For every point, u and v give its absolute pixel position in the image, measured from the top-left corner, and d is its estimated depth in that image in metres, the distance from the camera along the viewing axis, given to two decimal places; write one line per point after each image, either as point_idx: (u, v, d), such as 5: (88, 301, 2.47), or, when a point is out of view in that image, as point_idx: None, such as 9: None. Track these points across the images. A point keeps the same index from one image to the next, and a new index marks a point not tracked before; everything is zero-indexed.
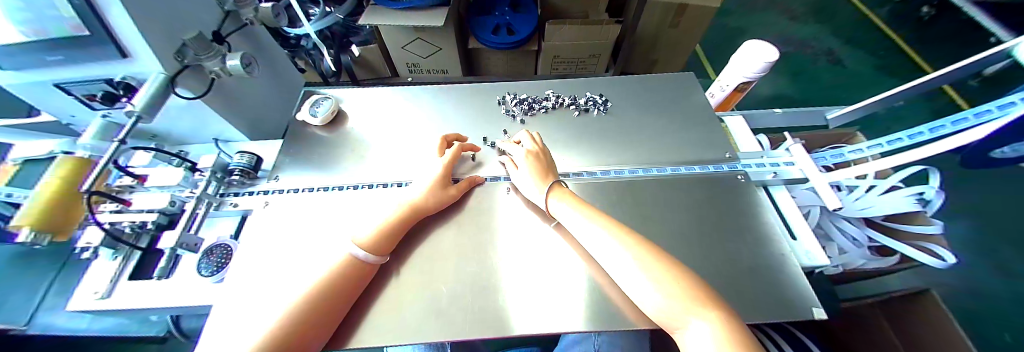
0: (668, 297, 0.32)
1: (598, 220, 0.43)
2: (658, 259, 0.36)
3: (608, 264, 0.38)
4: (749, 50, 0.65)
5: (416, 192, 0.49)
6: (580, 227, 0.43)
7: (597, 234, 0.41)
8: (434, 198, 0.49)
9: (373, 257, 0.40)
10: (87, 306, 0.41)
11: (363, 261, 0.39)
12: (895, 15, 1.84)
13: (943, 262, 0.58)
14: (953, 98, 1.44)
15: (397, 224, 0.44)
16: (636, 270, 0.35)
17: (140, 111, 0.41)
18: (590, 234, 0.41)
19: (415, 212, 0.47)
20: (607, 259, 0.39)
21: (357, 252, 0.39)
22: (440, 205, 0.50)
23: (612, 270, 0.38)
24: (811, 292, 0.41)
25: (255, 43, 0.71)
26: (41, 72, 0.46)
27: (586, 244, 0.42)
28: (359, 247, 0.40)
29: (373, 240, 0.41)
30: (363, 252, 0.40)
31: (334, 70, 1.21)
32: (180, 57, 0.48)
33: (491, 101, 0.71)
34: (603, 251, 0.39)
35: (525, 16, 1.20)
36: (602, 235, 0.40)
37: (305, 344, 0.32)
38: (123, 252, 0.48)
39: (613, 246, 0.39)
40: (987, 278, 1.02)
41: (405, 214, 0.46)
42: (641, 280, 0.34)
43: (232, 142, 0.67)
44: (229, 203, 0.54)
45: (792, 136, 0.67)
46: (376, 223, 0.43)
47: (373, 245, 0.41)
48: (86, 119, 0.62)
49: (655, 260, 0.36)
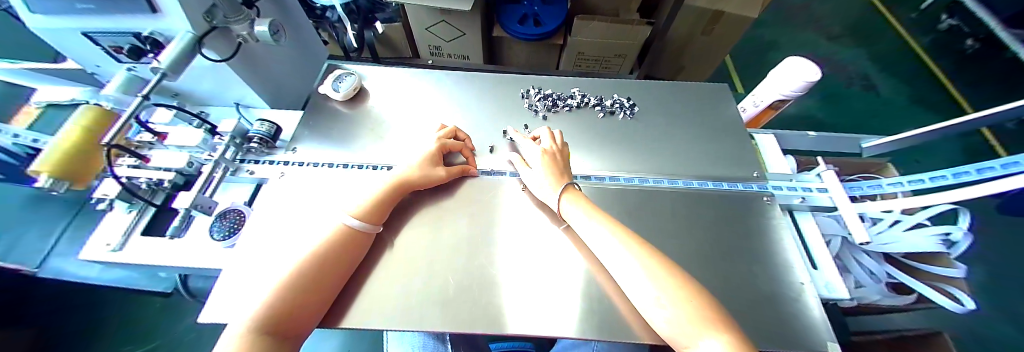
0: (675, 309, 0.31)
1: (611, 226, 0.42)
2: (668, 271, 0.35)
3: (615, 271, 0.38)
4: (788, 67, 0.63)
5: (408, 168, 0.49)
6: (591, 230, 0.42)
7: (607, 241, 0.40)
8: (422, 175, 0.49)
9: (367, 226, 0.41)
10: (99, 257, 0.42)
11: (358, 229, 0.39)
12: (937, 45, 1.76)
13: (960, 307, 0.55)
14: (987, 138, 1.38)
15: (389, 194, 0.45)
16: (643, 279, 0.35)
17: (166, 68, 0.40)
18: (599, 238, 0.41)
19: (402, 187, 0.47)
20: (614, 265, 0.38)
21: (352, 221, 0.39)
22: (426, 182, 0.50)
23: (621, 278, 0.37)
24: (827, 326, 0.39)
25: (283, 10, 0.70)
26: (71, 18, 0.45)
27: (596, 249, 0.41)
28: (352, 216, 0.40)
29: (365, 210, 0.41)
30: (356, 221, 0.40)
31: (357, 46, 1.20)
32: (210, 17, 0.47)
33: (515, 93, 0.70)
34: (612, 257, 0.38)
35: (554, 9, 1.17)
36: (612, 241, 0.40)
37: (305, 317, 0.31)
38: (137, 207, 0.48)
39: (621, 253, 0.38)
40: (998, 325, 1.00)
41: (395, 185, 0.46)
42: (647, 289, 0.34)
43: (252, 108, 0.66)
44: (245, 170, 0.54)
45: (823, 161, 0.65)
46: (368, 194, 0.44)
47: (366, 214, 0.41)
48: (110, 70, 0.62)
49: (666, 271, 0.35)
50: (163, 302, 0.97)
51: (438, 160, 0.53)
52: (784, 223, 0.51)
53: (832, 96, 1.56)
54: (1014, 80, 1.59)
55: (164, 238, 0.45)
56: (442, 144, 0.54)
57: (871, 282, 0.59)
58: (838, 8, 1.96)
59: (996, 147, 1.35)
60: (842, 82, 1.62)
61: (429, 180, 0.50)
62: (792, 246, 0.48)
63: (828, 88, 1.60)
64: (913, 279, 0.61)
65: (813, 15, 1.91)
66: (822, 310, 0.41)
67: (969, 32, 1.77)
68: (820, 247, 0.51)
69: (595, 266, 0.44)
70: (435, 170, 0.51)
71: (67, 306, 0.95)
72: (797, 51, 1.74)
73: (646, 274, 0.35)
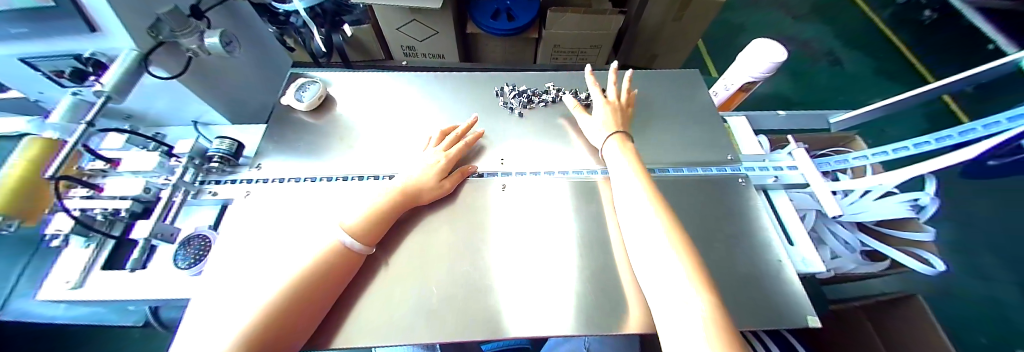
0: (674, 272, 0.31)
1: (645, 191, 0.43)
2: (678, 239, 0.35)
3: (633, 230, 0.39)
4: (756, 49, 0.63)
5: (402, 180, 0.48)
6: (624, 183, 0.45)
7: (636, 197, 0.42)
8: (429, 189, 0.49)
9: (362, 247, 0.39)
10: (58, 296, 0.39)
11: (352, 249, 0.38)
12: (898, 17, 1.82)
13: (931, 269, 0.57)
14: (949, 103, 1.44)
15: (390, 211, 0.44)
16: (654, 237, 0.36)
17: (109, 91, 0.37)
18: (628, 193, 0.43)
19: (403, 199, 0.46)
20: (635, 230, 0.39)
21: (346, 240, 0.38)
22: (434, 196, 0.49)
23: (635, 235, 0.38)
24: (807, 300, 0.40)
25: (236, 19, 0.67)
26: (5, 44, 0.42)
27: (623, 205, 0.43)
28: (346, 233, 0.38)
29: (362, 227, 0.40)
30: (350, 239, 0.38)
31: (325, 52, 1.16)
32: (155, 32, 0.45)
33: (489, 91, 0.69)
34: (634, 216, 0.40)
35: (526, 2, 1.16)
36: (638, 198, 0.41)
37: (286, 340, 0.30)
38: (95, 241, 0.46)
39: (645, 220, 0.38)
40: (965, 281, 1.06)
41: (397, 197, 0.46)
42: (655, 248, 0.35)
43: (212, 125, 0.63)
44: (208, 192, 0.51)
45: (793, 138, 0.66)
46: (363, 209, 0.42)
47: (361, 231, 0.40)
48: (56, 96, 0.58)
49: (673, 233, 0.36)
50: (143, 333, 0.94)
51: (446, 171, 0.52)
52: (761, 203, 0.52)
53: (804, 74, 1.60)
54: (971, 46, 1.65)
55: (127, 271, 0.43)
56: (451, 157, 0.53)
57: (847, 252, 0.61)
58: None
59: (957, 112, 1.42)
60: (812, 58, 1.67)
61: (434, 192, 0.49)
62: (771, 225, 0.49)
63: (801, 66, 1.64)
64: (883, 245, 0.63)
65: None
66: (802, 283, 0.42)
67: (926, 3, 1.84)
68: (795, 222, 0.52)
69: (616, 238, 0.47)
70: (441, 185, 0.50)
71: (35, 349, 0.90)
72: (769, 30, 1.77)
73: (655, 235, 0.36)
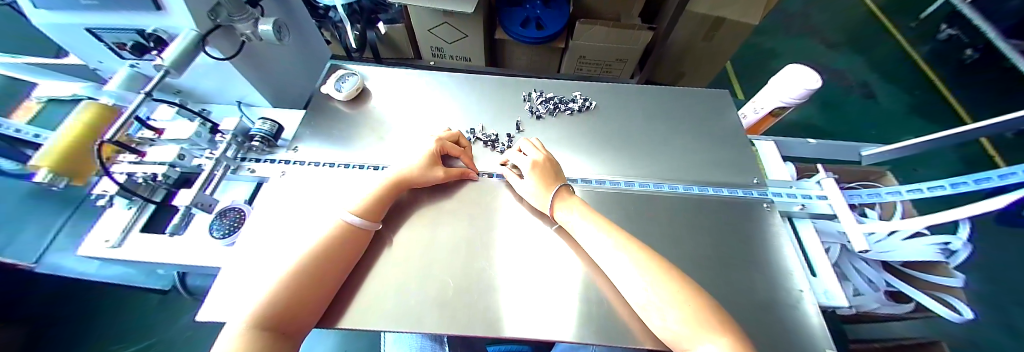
0: (672, 315, 0.31)
1: (608, 230, 0.42)
2: (666, 273, 0.35)
3: (611, 272, 0.38)
4: (788, 75, 0.63)
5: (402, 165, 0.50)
6: (585, 231, 0.43)
7: (605, 242, 0.40)
8: (420, 173, 0.50)
9: (366, 222, 0.41)
10: (98, 253, 0.41)
11: (358, 226, 0.40)
12: (935, 54, 1.77)
13: (960, 317, 0.55)
14: (985, 148, 1.39)
15: (385, 193, 0.45)
16: (642, 280, 0.35)
17: (168, 66, 0.41)
18: (594, 241, 0.41)
19: (400, 184, 0.47)
20: (611, 268, 0.38)
21: (351, 218, 0.40)
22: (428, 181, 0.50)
23: (615, 278, 0.37)
24: (826, 334, 0.39)
25: (287, 10, 0.71)
26: (75, 14, 0.45)
27: (590, 252, 0.41)
28: (352, 213, 0.40)
29: (362, 206, 0.42)
30: (355, 218, 0.40)
31: (359, 46, 1.22)
32: (214, 16, 0.47)
33: (516, 96, 0.70)
34: (608, 262, 0.38)
35: (556, 12, 1.18)
36: (605, 242, 0.40)
37: (305, 314, 0.31)
38: (137, 203, 0.48)
39: (619, 255, 0.38)
40: (997, 336, 1.00)
41: (392, 183, 0.47)
42: (646, 291, 0.34)
43: (254, 107, 0.66)
44: (246, 169, 0.54)
45: (823, 167, 0.65)
46: (366, 192, 0.44)
47: (363, 211, 0.42)
48: (113, 66, 0.62)
49: (664, 274, 0.35)
50: (161, 299, 0.97)
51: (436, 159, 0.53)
52: (783, 231, 0.51)
53: (831, 105, 1.57)
54: (1012, 92, 1.59)
55: (163, 236, 0.45)
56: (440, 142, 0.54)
57: (869, 290, 0.60)
58: (839, 16, 1.96)
59: (993, 157, 1.36)
60: (841, 89, 1.64)
61: (428, 177, 0.50)
62: (792, 254, 0.48)
63: (828, 96, 1.61)
64: (911, 288, 0.61)
65: (813, 23, 1.92)
66: (820, 317, 0.40)
67: (968, 42, 1.78)
68: (818, 254, 0.51)
69: (590, 266, 0.45)
70: (433, 170, 0.51)
71: (64, 301, 0.95)
72: (797, 57, 1.75)
73: (642, 274, 0.35)
